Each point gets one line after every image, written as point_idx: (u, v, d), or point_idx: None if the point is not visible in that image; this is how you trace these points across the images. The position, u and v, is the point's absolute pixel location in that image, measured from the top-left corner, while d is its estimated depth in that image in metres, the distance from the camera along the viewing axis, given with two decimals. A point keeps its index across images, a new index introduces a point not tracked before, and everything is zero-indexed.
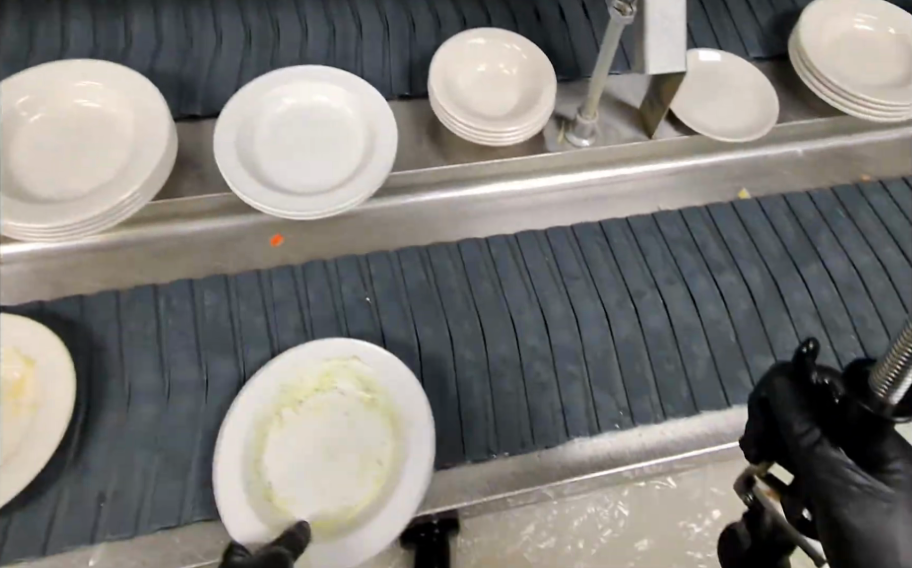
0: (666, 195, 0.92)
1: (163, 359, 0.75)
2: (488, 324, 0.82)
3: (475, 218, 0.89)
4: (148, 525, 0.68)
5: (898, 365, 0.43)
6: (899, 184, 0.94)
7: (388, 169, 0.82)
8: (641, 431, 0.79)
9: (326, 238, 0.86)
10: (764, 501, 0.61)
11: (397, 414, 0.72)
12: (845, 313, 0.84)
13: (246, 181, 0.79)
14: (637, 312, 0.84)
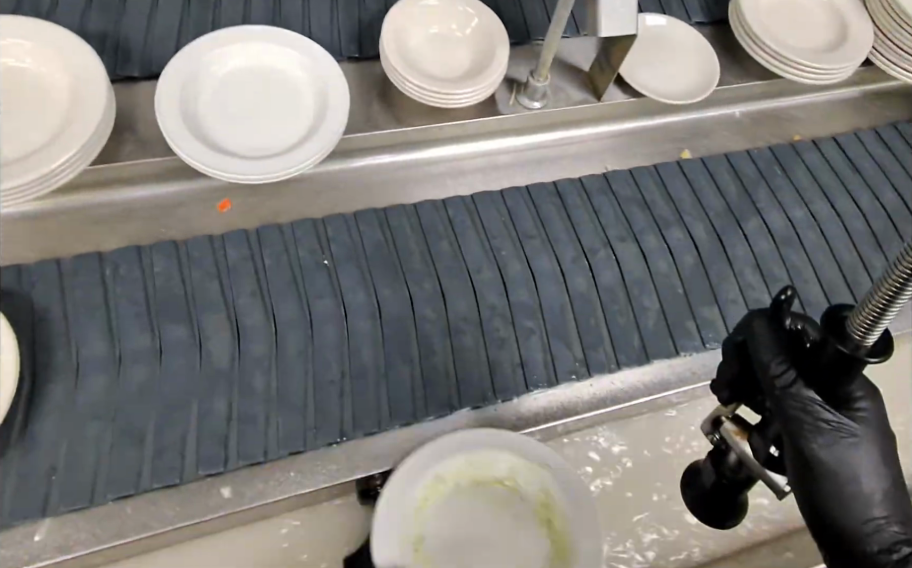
0: (611, 156, 0.95)
1: (113, 331, 0.78)
2: (446, 283, 0.82)
3: (425, 180, 0.91)
4: (103, 495, 0.70)
5: (876, 311, 0.46)
6: (829, 142, 0.97)
7: (340, 133, 0.86)
8: (591, 384, 0.79)
9: (272, 201, 0.89)
10: (734, 443, 0.61)
11: (566, 544, 0.64)
12: (782, 264, 0.85)
13: (190, 143, 0.82)
14: (591, 268, 0.84)
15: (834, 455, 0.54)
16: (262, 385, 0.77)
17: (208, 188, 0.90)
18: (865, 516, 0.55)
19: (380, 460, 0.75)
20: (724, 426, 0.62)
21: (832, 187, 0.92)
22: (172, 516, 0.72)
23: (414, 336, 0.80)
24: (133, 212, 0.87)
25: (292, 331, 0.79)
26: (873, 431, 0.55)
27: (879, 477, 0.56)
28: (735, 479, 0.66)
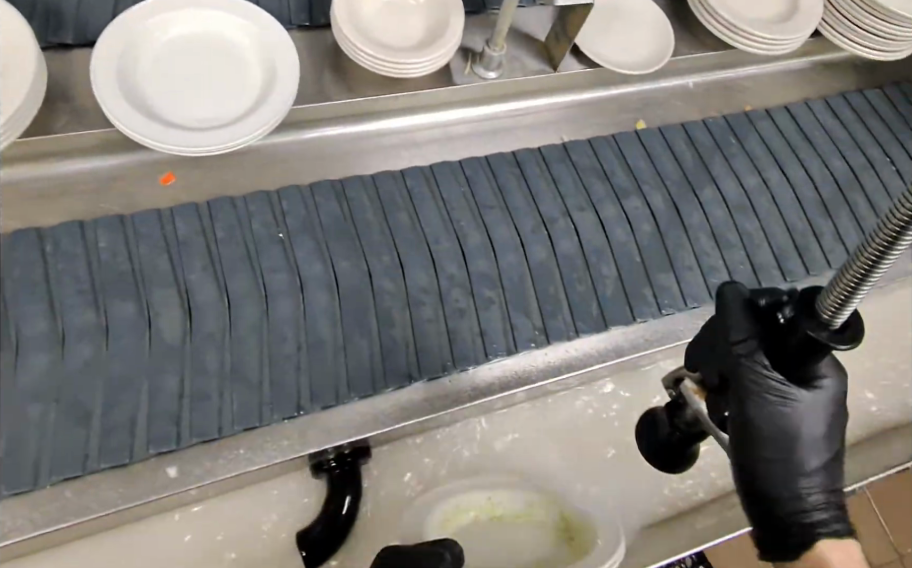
0: (566, 127, 0.96)
1: (54, 308, 0.74)
2: (406, 255, 0.81)
3: (378, 151, 0.91)
4: (48, 478, 0.68)
5: (849, 291, 0.46)
6: (782, 112, 0.98)
7: (290, 104, 0.84)
8: (545, 351, 0.79)
9: (220, 174, 0.87)
10: (692, 400, 0.65)
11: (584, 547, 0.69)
12: (736, 231, 0.87)
13: (128, 115, 0.79)
14: (550, 238, 0.84)
15: (778, 426, 0.59)
16: (215, 362, 0.74)
17: (152, 161, 0.86)
18: (794, 483, 0.60)
19: (339, 434, 0.74)
20: (683, 382, 0.65)
21: (785, 155, 0.94)
22: (118, 498, 0.69)
23: (371, 307, 0.78)
24: (70, 187, 0.83)
25: (246, 305, 0.77)
26: (820, 410, 0.60)
27: (814, 451, 0.61)
28: (689, 432, 0.71)
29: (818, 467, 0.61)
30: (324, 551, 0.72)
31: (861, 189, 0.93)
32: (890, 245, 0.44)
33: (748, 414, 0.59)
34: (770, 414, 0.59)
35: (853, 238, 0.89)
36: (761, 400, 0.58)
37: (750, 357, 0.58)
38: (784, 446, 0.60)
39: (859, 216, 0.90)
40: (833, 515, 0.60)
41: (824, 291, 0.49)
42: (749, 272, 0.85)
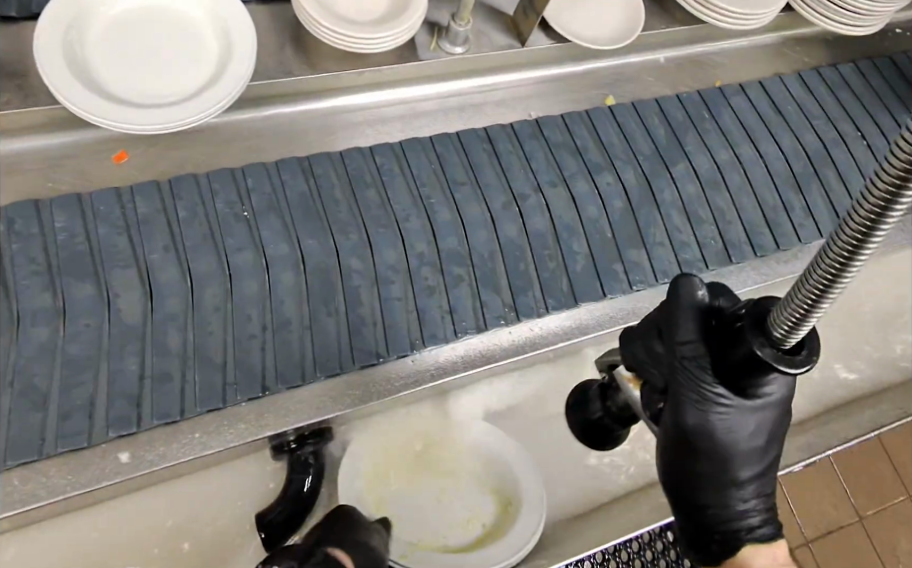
0: (537, 102, 0.95)
1: (9, 288, 0.72)
2: (374, 232, 0.79)
3: (343, 127, 0.89)
4: (3, 463, 0.66)
5: (800, 311, 0.43)
6: (757, 88, 0.98)
7: (245, 83, 0.81)
8: (509, 330, 0.78)
9: (181, 152, 0.85)
10: (625, 387, 0.64)
11: (511, 500, 0.78)
12: (707, 207, 0.86)
13: (74, 91, 0.76)
14: (521, 214, 0.82)
15: (714, 438, 0.57)
16: (178, 342, 0.72)
17: (111, 138, 0.84)
18: (726, 493, 0.60)
19: (304, 413, 0.72)
20: (619, 369, 0.64)
21: (758, 131, 0.93)
22: (76, 482, 0.67)
23: (338, 286, 0.77)
24: (23, 167, 0.80)
25: (209, 284, 0.75)
26: (760, 423, 0.58)
27: (752, 463, 0.59)
28: (619, 415, 0.70)
29: (754, 476, 0.60)
30: (284, 532, 0.73)
31: (832, 164, 0.92)
32: (842, 265, 0.41)
33: (685, 421, 0.57)
34: (707, 425, 0.57)
35: (823, 213, 0.89)
36: (698, 409, 0.56)
37: (694, 362, 0.55)
38: (719, 457, 0.58)
39: (830, 192, 0.90)
40: (765, 525, 0.60)
41: (776, 309, 0.46)
42: (720, 248, 0.84)
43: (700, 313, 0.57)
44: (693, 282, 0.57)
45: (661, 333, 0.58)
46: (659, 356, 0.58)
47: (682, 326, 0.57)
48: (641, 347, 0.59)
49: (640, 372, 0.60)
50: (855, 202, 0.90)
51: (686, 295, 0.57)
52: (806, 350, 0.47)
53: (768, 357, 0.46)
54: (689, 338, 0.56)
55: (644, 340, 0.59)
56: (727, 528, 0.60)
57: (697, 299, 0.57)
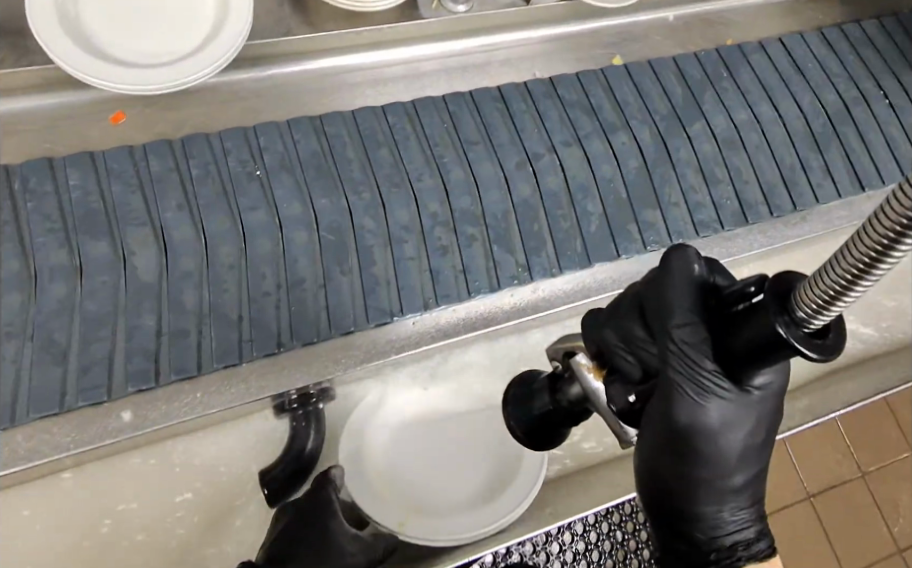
0: (542, 61, 0.95)
1: (25, 246, 0.73)
2: (386, 191, 0.79)
3: (343, 88, 0.90)
4: (25, 417, 0.67)
5: (831, 291, 0.42)
6: (777, 46, 0.96)
7: (243, 39, 0.81)
8: (512, 292, 0.79)
9: (182, 112, 0.85)
10: (583, 375, 0.59)
11: (507, 465, 0.82)
12: (723, 166, 0.86)
13: (71, 54, 0.76)
14: (534, 173, 0.82)
15: (707, 437, 0.57)
16: (193, 300, 0.73)
17: (114, 98, 0.85)
18: (718, 498, 0.60)
19: (304, 371, 0.74)
20: (577, 358, 0.60)
21: (778, 91, 0.92)
22: (103, 433, 0.70)
23: (352, 245, 0.77)
24: (28, 127, 0.82)
25: (223, 244, 0.75)
26: (758, 423, 0.57)
27: (746, 465, 0.59)
28: (570, 409, 0.62)
29: (743, 480, 0.60)
30: (284, 491, 0.79)
31: (851, 121, 0.91)
32: (887, 246, 0.40)
33: (677, 418, 0.56)
34: (700, 422, 0.56)
35: (841, 172, 0.88)
36: (693, 403, 0.55)
37: (690, 345, 0.54)
38: (714, 460, 0.58)
39: (849, 150, 0.89)
40: (754, 535, 0.61)
41: (802, 289, 0.44)
42: (735, 208, 0.84)
43: (696, 291, 0.56)
44: (688, 258, 0.56)
45: (650, 316, 0.57)
46: (643, 340, 0.57)
47: (677, 306, 0.55)
48: (619, 332, 0.58)
49: (617, 361, 0.58)
50: (875, 162, 0.89)
51: (680, 272, 0.56)
52: (833, 334, 0.45)
53: (794, 339, 0.45)
54: (683, 322, 0.55)
55: (627, 323, 0.58)
56: (716, 536, 0.60)
57: (693, 276, 0.56)
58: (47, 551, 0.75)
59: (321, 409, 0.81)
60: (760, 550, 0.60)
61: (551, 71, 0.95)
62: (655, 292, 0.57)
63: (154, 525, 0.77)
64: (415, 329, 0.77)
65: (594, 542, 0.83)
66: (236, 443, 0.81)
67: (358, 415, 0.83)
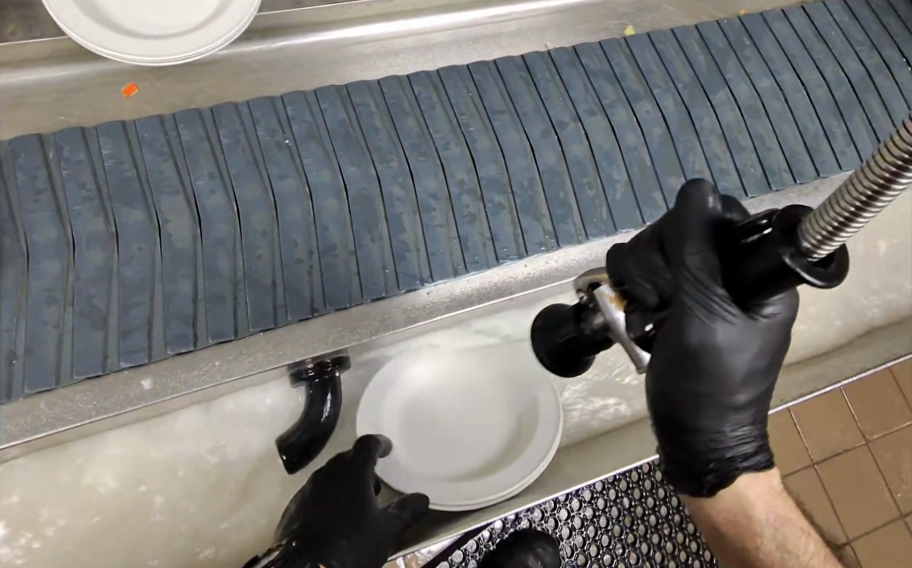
0: (552, 32, 0.96)
1: (62, 213, 0.75)
2: (413, 160, 0.80)
3: (354, 59, 0.91)
4: (70, 378, 0.71)
5: (836, 223, 0.44)
6: (799, 13, 0.96)
7: (252, 11, 0.81)
8: (524, 262, 0.81)
9: (193, 85, 0.87)
10: (606, 306, 0.60)
11: (522, 428, 0.84)
12: (746, 134, 0.87)
13: (81, 25, 0.77)
14: (559, 141, 0.83)
15: (716, 359, 0.58)
16: (228, 265, 0.75)
17: (134, 69, 0.86)
18: (723, 415, 0.60)
19: (321, 341, 0.76)
20: (601, 290, 0.60)
21: (801, 58, 0.92)
22: (143, 393, 0.73)
23: (381, 212, 0.79)
24: (55, 96, 0.84)
25: (255, 211, 0.77)
26: (765, 346, 0.58)
27: (753, 386, 0.60)
28: (593, 339, 0.63)
29: (750, 400, 0.60)
30: (295, 461, 0.80)
31: (873, 89, 0.92)
32: (891, 177, 0.42)
33: (688, 340, 0.57)
34: (710, 345, 0.57)
35: (864, 139, 0.89)
36: (703, 326, 0.56)
37: (703, 273, 0.55)
38: (721, 378, 0.58)
39: (872, 117, 0.90)
40: (755, 451, 0.62)
41: (810, 219, 0.46)
42: (758, 174, 0.86)
43: (711, 221, 0.56)
44: (703, 190, 0.56)
45: (666, 243, 0.57)
46: (660, 269, 0.57)
47: (693, 235, 0.55)
48: (635, 262, 0.58)
49: (633, 288, 0.58)
50: (898, 129, 0.90)
51: (697, 202, 0.56)
52: (835, 265, 0.47)
53: (798, 267, 0.47)
54: (696, 251, 0.55)
55: (644, 251, 0.58)
56: (719, 450, 0.61)
57: (710, 209, 0.56)
58: (87, 507, 0.78)
59: (336, 376, 0.80)
60: (759, 463, 0.62)
61: (561, 40, 0.96)
62: (671, 221, 0.57)
63: (189, 485, 0.80)
64: (429, 299, 0.79)
65: None
66: (264, 406, 0.84)
67: (374, 383, 0.84)
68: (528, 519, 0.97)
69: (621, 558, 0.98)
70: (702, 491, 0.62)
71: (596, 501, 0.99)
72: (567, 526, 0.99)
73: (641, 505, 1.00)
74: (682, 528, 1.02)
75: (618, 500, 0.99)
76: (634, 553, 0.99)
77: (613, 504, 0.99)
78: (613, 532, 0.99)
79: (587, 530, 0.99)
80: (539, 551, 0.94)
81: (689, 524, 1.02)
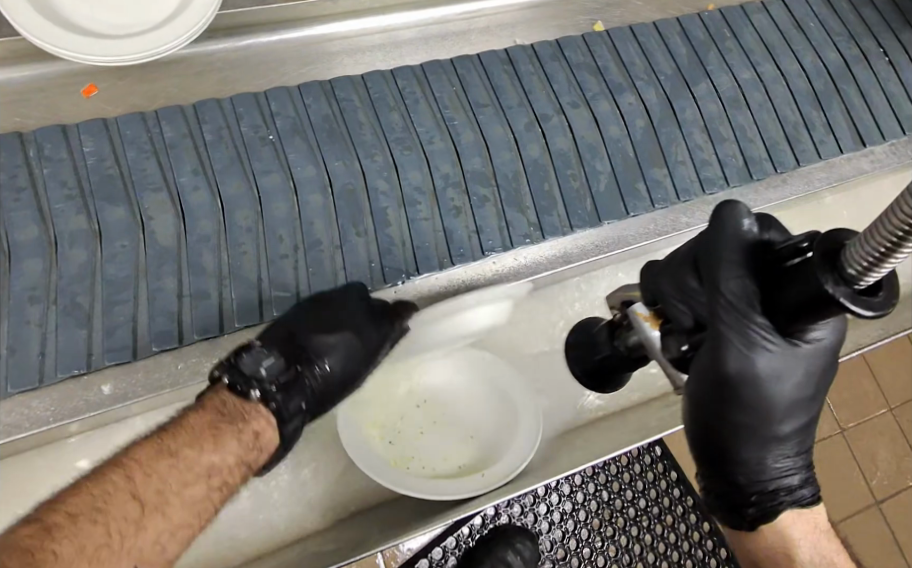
0: (521, 28, 0.97)
1: (44, 211, 0.74)
2: (398, 154, 0.81)
3: (324, 56, 0.92)
4: (53, 377, 0.70)
5: (881, 249, 0.44)
6: (778, 6, 0.97)
7: (214, 7, 0.81)
8: (493, 259, 0.81)
9: (155, 84, 0.87)
10: (640, 324, 0.62)
11: (504, 437, 0.78)
12: (728, 125, 0.88)
13: (36, 25, 0.76)
14: (543, 133, 0.84)
15: (756, 388, 0.57)
16: (212, 262, 0.75)
17: (104, 70, 0.86)
18: (764, 445, 0.60)
19: None
20: (636, 307, 0.63)
21: (780, 49, 0.94)
22: (130, 386, 0.73)
23: (366, 205, 0.79)
24: (28, 94, 0.84)
25: (239, 207, 0.77)
26: (808, 375, 0.58)
27: (795, 416, 0.59)
28: (628, 354, 0.70)
29: (792, 430, 0.60)
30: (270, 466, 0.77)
31: (852, 79, 0.93)
32: None
33: (727, 370, 0.57)
34: (749, 374, 0.56)
35: (842, 128, 0.91)
36: (742, 354, 0.56)
37: (740, 300, 0.55)
38: (762, 409, 0.58)
39: (850, 108, 0.92)
40: (798, 484, 0.61)
41: (852, 248, 0.46)
42: (739, 164, 0.87)
43: (747, 248, 0.57)
44: (738, 212, 0.57)
45: (702, 268, 0.58)
46: (695, 292, 0.58)
47: (730, 261, 0.56)
48: (671, 283, 0.59)
49: (670, 311, 0.59)
50: (874, 119, 0.92)
51: (731, 226, 0.57)
52: (883, 292, 0.48)
53: (841, 294, 0.47)
54: (732, 278, 0.56)
55: (679, 274, 0.59)
56: (760, 481, 0.60)
57: (744, 234, 0.57)
58: None
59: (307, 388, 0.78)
60: (802, 496, 0.61)
61: (531, 36, 0.98)
62: (706, 247, 0.58)
63: None
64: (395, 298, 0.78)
65: None
66: None
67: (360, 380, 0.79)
68: (507, 514, 0.99)
69: (600, 551, 1.00)
70: (744, 523, 0.62)
71: (575, 494, 1.01)
72: (546, 521, 1.00)
73: (620, 497, 1.03)
74: (661, 521, 1.03)
75: (597, 493, 1.02)
76: (613, 546, 1.00)
77: (592, 497, 1.02)
78: (592, 526, 1.01)
79: (566, 523, 1.01)
80: (518, 547, 0.95)
81: (668, 516, 1.03)
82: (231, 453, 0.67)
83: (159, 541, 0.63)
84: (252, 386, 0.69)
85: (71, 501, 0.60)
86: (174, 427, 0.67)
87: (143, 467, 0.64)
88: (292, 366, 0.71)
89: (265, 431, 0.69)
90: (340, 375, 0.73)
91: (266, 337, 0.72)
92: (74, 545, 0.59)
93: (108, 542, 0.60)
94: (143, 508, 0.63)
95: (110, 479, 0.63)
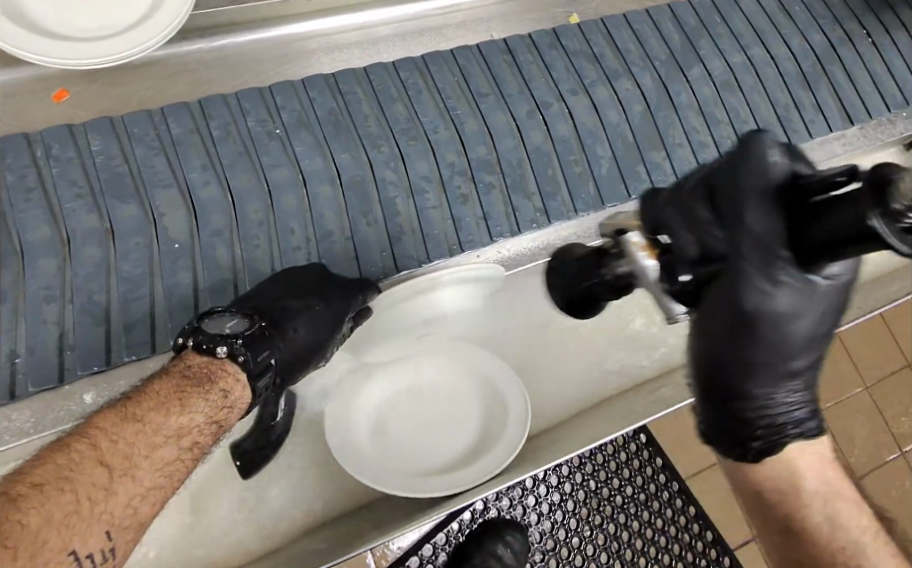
0: (497, 22, 0.99)
1: (55, 210, 0.74)
2: (404, 144, 0.82)
3: (297, 55, 0.93)
4: (74, 375, 0.71)
5: None
6: None
7: (188, 7, 0.82)
8: (478, 253, 0.81)
9: (126, 88, 0.87)
10: (635, 255, 0.61)
11: (487, 443, 0.77)
12: (722, 108, 0.91)
13: (8, 31, 0.76)
14: (545, 121, 0.86)
15: (774, 325, 0.55)
16: (227, 256, 0.76)
17: (77, 74, 0.87)
18: (775, 381, 0.58)
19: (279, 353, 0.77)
20: (630, 237, 0.62)
21: (767, 32, 0.97)
22: None
23: (376, 196, 0.80)
24: (5, 98, 0.84)
25: (249, 201, 0.78)
26: (827, 311, 0.56)
27: (809, 351, 0.58)
28: (619, 281, 0.68)
29: (805, 366, 0.58)
30: (258, 461, 0.77)
31: (837, 60, 0.96)
32: None
33: (742, 304, 0.55)
34: (767, 311, 0.55)
35: (831, 108, 0.94)
36: (762, 291, 0.54)
37: (764, 236, 0.54)
38: (777, 346, 0.56)
39: (836, 86, 0.95)
40: (804, 418, 0.60)
41: None
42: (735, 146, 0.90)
43: (775, 183, 0.54)
44: (768, 149, 0.54)
45: (720, 201, 0.55)
46: (709, 226, 0.56)
47: (756, 197, 0.54)
48: (681, 215, 0.58)
49: (676, 240, 0.58)
50: (861, 96, 0.95)
51: (760, 162, 0.54)
52: None
53: (886, 231, 0.46)
54: (759, 215, 0.54)
55: (690, 205, 0.57)
56: (769, 415, 0.59)
57: (773, 170, 0.54)
58: None
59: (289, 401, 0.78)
60: (808, 429, 0.60)
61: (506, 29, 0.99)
62: (729, 182, 0.55)
63: None
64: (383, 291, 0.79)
65: (567, 494, 1.07)
66: None
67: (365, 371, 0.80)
68: (496, 507, 1.05)
69: (588, 540, 1.06)
70: (748, 457, 0.60)
71: (563, 485, 1.07)
72: (535, 512, 1.06)
73: (607, 486, 1.09)
74: (648, 506, 1.10)
75: (584, 484, 1.08)
76: (601, 534, 1.06)
77: (579, 487, 1.08)
78: (580, 515, 1.07)
79: (554, 515, 1.07)
80: (508, 540, 1.01)
81: (655, 502, 1.10)
82: (199, 413, 0.65)
83: (131, 504, 0.61)
84: (217, 344, 0.67)
85: (34, 471, 0.58)
86: (137, 395, 0.65)
87: (108, 435, 0.62)
88: (259, 323, 0.69)
89: (226, 383, 0.67)
90: (308, 340, 0.72)
91: (246, 304, 0.71)
92: (42, 514, 0.56)
93: (77, 509, 0.58)
94: (111, 473, 0.60)
95: (74, 449, 0.60)
